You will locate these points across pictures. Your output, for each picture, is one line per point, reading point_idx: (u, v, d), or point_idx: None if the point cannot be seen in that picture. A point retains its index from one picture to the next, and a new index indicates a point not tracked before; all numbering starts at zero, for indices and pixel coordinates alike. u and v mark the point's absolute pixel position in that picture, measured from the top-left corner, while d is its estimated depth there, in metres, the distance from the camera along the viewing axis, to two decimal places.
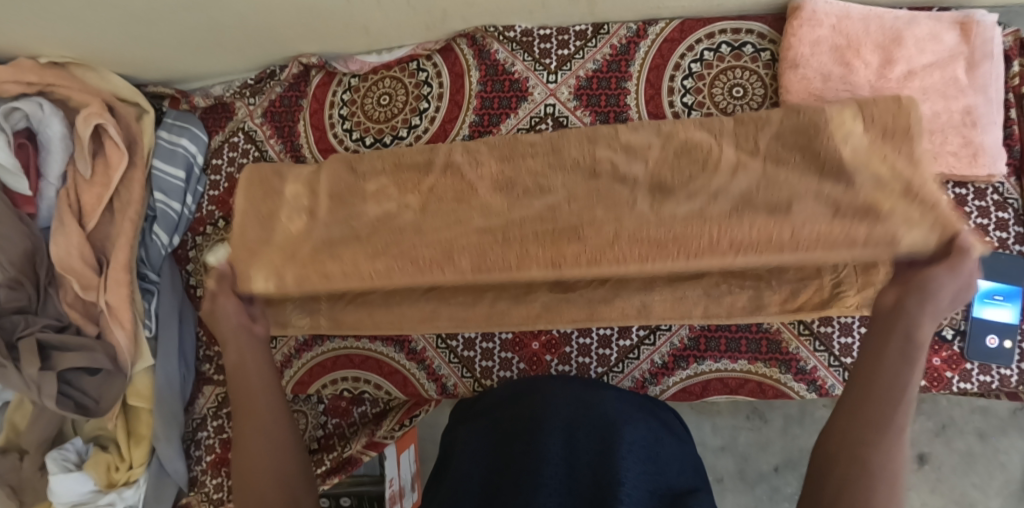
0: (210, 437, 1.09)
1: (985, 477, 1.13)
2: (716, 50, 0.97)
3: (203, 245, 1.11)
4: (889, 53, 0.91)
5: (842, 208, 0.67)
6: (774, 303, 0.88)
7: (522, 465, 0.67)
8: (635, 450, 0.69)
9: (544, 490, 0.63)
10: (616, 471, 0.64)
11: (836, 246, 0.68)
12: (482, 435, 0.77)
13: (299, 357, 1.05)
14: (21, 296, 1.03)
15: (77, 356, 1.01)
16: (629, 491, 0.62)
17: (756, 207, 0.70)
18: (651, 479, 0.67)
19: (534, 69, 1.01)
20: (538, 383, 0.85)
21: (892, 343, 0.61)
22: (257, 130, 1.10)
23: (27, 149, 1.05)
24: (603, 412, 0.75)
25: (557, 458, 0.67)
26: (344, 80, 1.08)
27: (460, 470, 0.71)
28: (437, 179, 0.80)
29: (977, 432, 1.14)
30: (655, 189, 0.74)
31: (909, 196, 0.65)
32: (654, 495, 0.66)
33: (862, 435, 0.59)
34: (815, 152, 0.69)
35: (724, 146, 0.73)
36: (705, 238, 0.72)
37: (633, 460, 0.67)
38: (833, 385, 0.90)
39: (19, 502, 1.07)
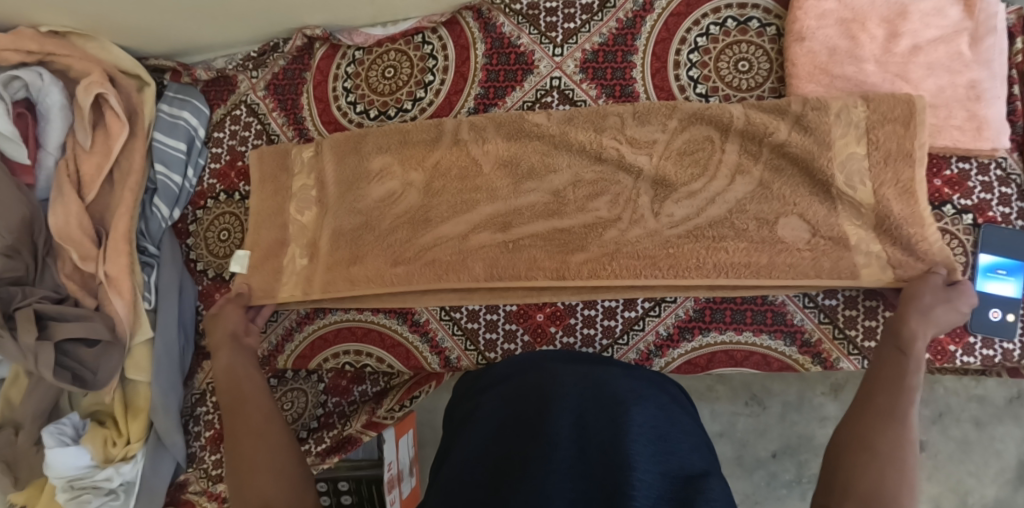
0: (210, 413, 1.08)
1: (980, 465, 1.13)
2: (722, 23, 0.97)
3: (203, 220, 1.11)
4: (894, 27, 0.91)
5: (818, 228, 0.89)
6: (776, 270, 0.89)
7: (530, 448, 0.65)
8: (648, 432, 0.67)
9: (553, 478, 0.61)
10: (627, 454, 0.62)
11: (802, 245, 0.89)
12: (490, 413, 0.74)
13: (300, 330, 1.04)
14: (18, 266, 1.01)
15: (75, 325, 0.99)
16: (641, 478, 0.60)
17: (746, 211, 0.91)
18: (664, 459, 0.64)
19: (540, 42, 1.01)
20: (546, 360, 0.82)
21: (885, 355, 0.78)
22: (260, 103, 1.10)
23: (26, 119, 1.04)
24: (615, 391, 0.72)
25: (567, 441, 0.65)
26: (348, 53, 1.07)
27: (467, 452, 0.69)
28: (450, 180, 0.99)
29: (973, 420, 1.14)
30: (659, 185, 0.93)
31: (883, 225, 0.87)
32: (667, 477, 0.62)
33: (866, 426, 0.69)
34: (782, 172, 0.90)
35: (710, 155, 0.93)
36: (699, 229, 0.92)
37: (645, 443, 0.64)
38: (838, 359, 0.90)
39: (14, 478, 1.05)
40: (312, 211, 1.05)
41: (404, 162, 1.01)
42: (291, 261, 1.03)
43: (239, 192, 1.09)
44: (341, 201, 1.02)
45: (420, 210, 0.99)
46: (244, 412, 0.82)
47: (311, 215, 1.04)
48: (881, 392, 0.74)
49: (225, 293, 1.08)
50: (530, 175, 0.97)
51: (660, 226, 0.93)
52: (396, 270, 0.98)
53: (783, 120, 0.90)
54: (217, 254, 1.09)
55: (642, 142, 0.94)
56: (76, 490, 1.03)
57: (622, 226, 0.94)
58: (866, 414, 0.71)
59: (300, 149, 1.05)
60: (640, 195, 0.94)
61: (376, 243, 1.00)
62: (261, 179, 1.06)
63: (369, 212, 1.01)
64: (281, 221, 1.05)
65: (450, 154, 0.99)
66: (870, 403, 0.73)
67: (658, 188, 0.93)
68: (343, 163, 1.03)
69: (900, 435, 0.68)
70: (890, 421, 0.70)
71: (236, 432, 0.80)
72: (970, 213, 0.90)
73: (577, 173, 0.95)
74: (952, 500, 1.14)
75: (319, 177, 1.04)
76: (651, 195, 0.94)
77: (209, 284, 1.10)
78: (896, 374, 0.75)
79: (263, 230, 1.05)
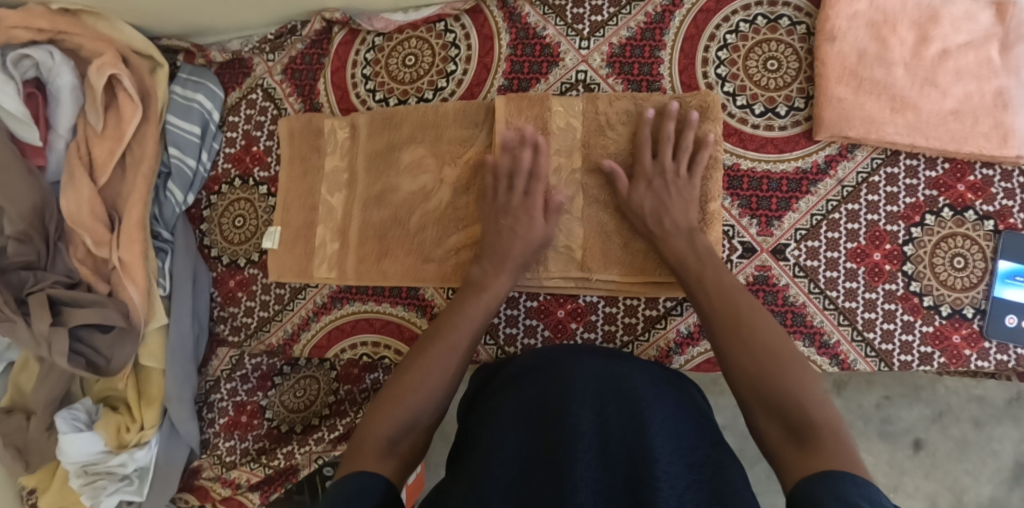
0: (224, 400, 1.08)
1: (977, 464, 1.13)
2: (752, 21, 0.96)
3: (218, 205, 1.08)
4: (925, 30, 0.91)
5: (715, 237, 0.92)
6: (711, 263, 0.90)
7: (553, 439, 0.65)
8: (664, 428, 0.67)
9: (578, 467, 0.61)
10: (649, 448, 0.64)
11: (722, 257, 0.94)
12: (514, 401, 0.73)
13: (317, 320, 1.03)
14: (30, 251, 0.99)
15: (88, 312, 0.98)
16: (664, 470, 0.61)
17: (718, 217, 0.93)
18: (688, 453, 0.66)
19: (566, 34, 0.99)
20: (568, 350, 0.81)
21: (758, 343, 0.72)
22: (276, 88, 1.07)
23: (36, 99, 1.02)
24: (634, 386, 0.72)
25: (589, 432, 0.65)
26: (367, 39, 1.04)
27: (496, 437, 0.68)
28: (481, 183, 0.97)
29: (973, 420, 1.14)
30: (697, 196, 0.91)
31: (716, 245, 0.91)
32: (691, 468, 0.64)
33: (771, 362, 0.70)
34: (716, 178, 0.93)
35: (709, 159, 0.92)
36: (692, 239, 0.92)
37: (664, 438, 0.66)
38: (856, 360, 0.92)
39: (25, 463, 1.08)
40: (342, 193, 1.03)
41: (439, 156, 0.99)
42: (322, 245, 1.02)
43: (254, 178, 1.07)
44: (372, 174, 1.01)
45: (449, 208, 0.98)
46: (401, 405, 0.73)
47: (341, 197, 1.03)
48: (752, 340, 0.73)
49: (241, 280, 1.07)
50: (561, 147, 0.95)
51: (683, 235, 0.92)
52: (426, 267, 0.97)
53: (822, 130, 0.92)
54: (232, 240, 1.07)
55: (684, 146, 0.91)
56: (90, 476, 1.03)
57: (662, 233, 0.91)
58: (771, 361, 0.70)
59: (334, 128, 1.03)
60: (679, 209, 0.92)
61: (405, 238, 0.99)
62: (290, 156, 1.05)
63: (399, 205, 0.99)
64: (309, 192, 1.04)
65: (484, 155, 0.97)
66: (739, 340, 0.74)
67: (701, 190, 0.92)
68: (377, 139, 1.01)
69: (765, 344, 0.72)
70: (759, 328, 0.74)
71: (428, 353, 0.79)
72: (991, 219, 0.91)
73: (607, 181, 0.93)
74: (948, 499, 1.13)
75: (351, 162, 1.02)
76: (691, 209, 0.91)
77: (224, 270, 1.07)
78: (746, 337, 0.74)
79: (286, 174, 1.05)
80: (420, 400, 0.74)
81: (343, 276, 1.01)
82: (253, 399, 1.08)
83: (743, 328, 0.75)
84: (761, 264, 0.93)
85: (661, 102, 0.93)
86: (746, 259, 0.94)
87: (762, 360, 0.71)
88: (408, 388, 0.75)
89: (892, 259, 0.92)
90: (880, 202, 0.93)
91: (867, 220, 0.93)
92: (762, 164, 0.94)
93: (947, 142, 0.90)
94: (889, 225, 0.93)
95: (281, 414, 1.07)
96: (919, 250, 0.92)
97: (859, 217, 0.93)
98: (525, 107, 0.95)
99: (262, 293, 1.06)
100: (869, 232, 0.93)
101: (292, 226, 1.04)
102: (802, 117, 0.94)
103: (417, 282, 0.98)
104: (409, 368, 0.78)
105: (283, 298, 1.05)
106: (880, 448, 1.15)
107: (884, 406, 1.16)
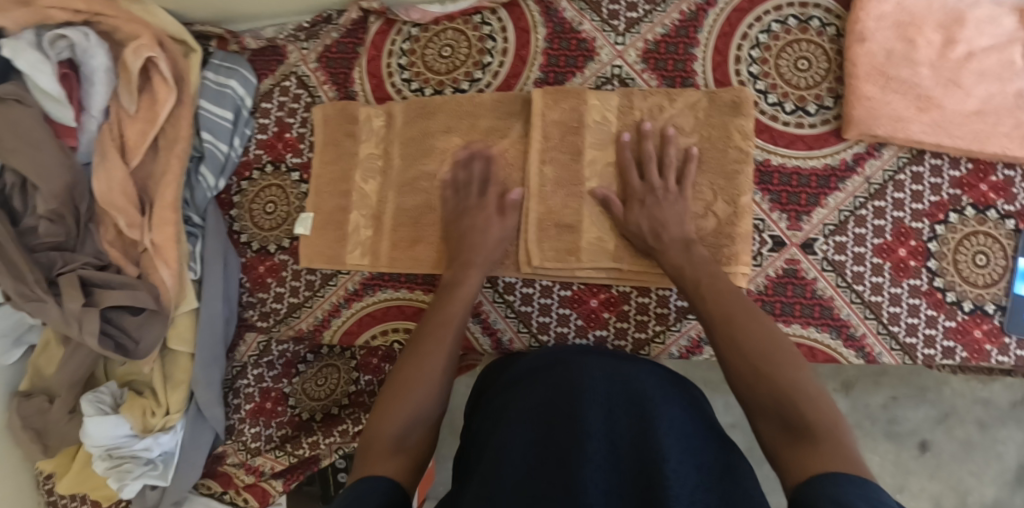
0: (251, 386, 1.07)
1: (981, 464, 1.16)
2: (784, 21, 0.98)
3: (248, 191, 1.09)
4: (951, 33, 0.94)
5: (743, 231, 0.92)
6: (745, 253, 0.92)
7: (562, 440, 0.64)
8: (674, 428, 0.67)
9: (588, 468, 0.60)
10: (659, 448, 0.63)
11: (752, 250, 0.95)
12: (521, 401, 0.72)
13: (348, 306, 1.03)
14: (60, 231, 1.00)
15: (120, 293, 0.98)
16: (674, 469, 0.61)
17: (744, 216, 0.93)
18: (697, 454, 0.66)
19: (602, 29, 1.00)
20: (574, 349, 0.81)
21: (754, 345, 0.73)
22: (311, 75, 1.08)
23: (70, 80, 1.01)
24: (642, 386, 0.71)
25: (598, 433, 0.64)
26: (403, 29, 1.05)
27: (502, 437, 0.67)
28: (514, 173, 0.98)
29: (978, 422, 1.16)
30: (730, 188, 0.93)
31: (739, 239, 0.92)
32: (700, 470, 0.64)
33: (768, 363, 0.71)
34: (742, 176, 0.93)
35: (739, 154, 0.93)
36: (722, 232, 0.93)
37: (673, 438, 0.66)
38: (881, 353, 0.94)
39: (43, 446, 1.07)
40: (376, 180, 1.04)
41: (473, 145, 1.00)
42: (355, 230, 1.03)
43: (286, 164, 1.08)
44: (406, 161, 1.02)
45: (483, 198, 0.98)
46: (402, 405, 0.73)
47: (374, 184, 1.04)
48: (749, 343, 0.73)
49: (271, 265, 1.07)
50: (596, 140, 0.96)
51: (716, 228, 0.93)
52: None
53: (852, 128, 0.94)
54: (263, 226, 1.08)
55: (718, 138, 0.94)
56: (114, 459, 1.02)
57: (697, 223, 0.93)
58: (767, 363, 0.71)
59: (369, 116, 1.04)
60: (714, 201, 0.93)
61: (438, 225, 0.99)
62: (324, 142, 1.05)
63: (432, 192, 1.00)
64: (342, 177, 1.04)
65: (519, 145, 0.98)
66: (734, 345, 0.74)
67: (733, 181, 0.93)
68: (412, 127, 1.02)
69: (761, 345, 0.73)
70: (755, 330, 0.75)
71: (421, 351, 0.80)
72: (1012, 219, 0.94)
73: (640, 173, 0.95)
74: (952, 500, 1.16)
75: (386, 150, 1.03)
76: (725, 200, 0.93)
77: (253, 256, 1.08)
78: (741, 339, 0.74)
79: (319, 161, 1.05)
80: (419, 398, 0.75)
81: (376, 263, 1.01)
82: (278, 386, 1.08)
83: (739, 331, 0.75)
84: (791, 258, 0.96)
85: (694, 97, 0.95)
86: (776, 252, 0.96)
87: (758, 365, 0.71)
88: (406, 388, 0.75)
89: (917, 255, 0.95)
90: (906, 199, 0.95)
91: (892, 217, 0.95)
92: (793, 160, 0.96)
93: (969, 142, 0.93)
94: (914, 223, 0.95)
95: (305, 402, 1.08)
96: (943, 247, 0.95)
97: (885, 214, 0.95)
98: (562, 99, 0.96)
99: (292, 279, 1.06)
100: (895, 229, 0.95)
101: (324, 212, 1.04)
102: (831, 116, 0.97)
103: None
104: (403, 368, 0.78)
105: (314, 285, 1.05)
106: (887, 450, 1.18)
107: (891, 406, 1.19)
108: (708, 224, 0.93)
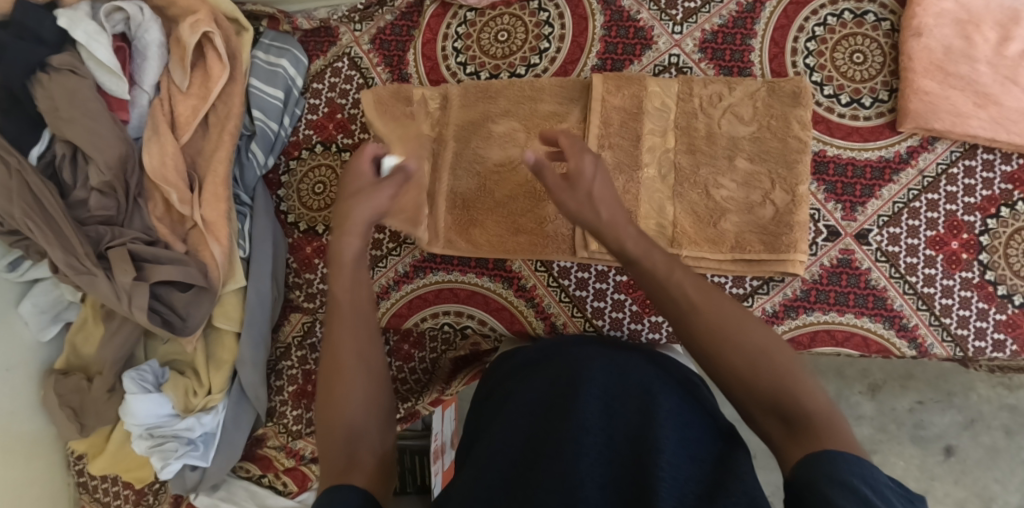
0: (293, 367, 1.06)
1: (1006, 472, 1.16)
2: (839, 15, 0.99)
3: (297, 171, 1.08)
4: (1008, 31, 0.95)
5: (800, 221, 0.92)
6: (802, 241, 0.92)
7: (553, 437, 0.62)
8: (675, 418, 0.65)
9: (583, 461, 0.59)
10: (656, 439, 0.61)
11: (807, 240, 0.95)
12: (519, 397, 0.69)
13: (397, 289, 1.03)
14: (111, 204, 0.98)
15: (171, 268, 0.96)
16: (669, 462, 0.59)
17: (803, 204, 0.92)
18: (696, 442, 0.63)
19: (659, 18, 1.01)
20: (576, 343, 0.77)
21: (733, 333, 0.61)
22: (363, 57, 1.08)
23: (124, 53, 1.00)
24: (643, 377, 0.69)
25: (594, 427, 0.62)
26: (459, 13, 1.06)
27: (500, 433, 0.66)
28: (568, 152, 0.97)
29: (1004, 429, 1.17)
30: (789, 175, 0.93)
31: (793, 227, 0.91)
32: (696, 460, 0.61)
33: (756, 350, 0.60)
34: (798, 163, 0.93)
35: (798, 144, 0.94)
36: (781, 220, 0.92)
37: (672, 427, 0.63)
38: (932, 344, 0.95)
39: (81, 425, 1.04)
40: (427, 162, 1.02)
41: (530, 128, 0.99)
42: None
43: (336, 145, 1.07)
44: (460, 143, 1.01)
45: (534, 180, 0.98)
46: (340, 408, 0.61)
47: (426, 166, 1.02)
48: (731, 329, 0.61)
49: (318, 246, 1.05)
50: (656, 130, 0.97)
51: (776, 215, 0.93)
52: (517, 238, 0.97)
53: (905, 123, 0.96)
54: (311, 206, 1.07)
55: (777, 126, 0.94)
56: (156, 438, 1.01)
57: (756, 210, 0.94)
58: (749, 351, 0.60)
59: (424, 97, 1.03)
60: (774, 190, 0.93)
61: (493, 209, 0.99)
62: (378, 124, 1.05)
63: (489, 175, 1.00)
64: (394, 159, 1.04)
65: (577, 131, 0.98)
66: (717, 330, 0.62)
67: (794, 169, 0.93)
68: (470, 110, 1.01)
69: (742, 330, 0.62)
70: (734, 312, 0.63)
71: (335, 340, 0.63)
72: None
73: (695, 160, 0.96)
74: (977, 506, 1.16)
75: (441, 132, 1.02)
76: (784, 189, 0.93)
77: (300, 237, 1.07)
78: (717, 325, 0.62)
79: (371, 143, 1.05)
80: (358, 395, 0.62)
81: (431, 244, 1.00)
82: (317, 369, 1.05)
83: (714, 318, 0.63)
84: (845, 248, 0.97)
85: (752, 86, 0.96)
86: (830, 242, 0.98)
87: (750, 362, 0.60)
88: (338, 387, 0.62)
89: (969, 248, 0.95)
90: (959, 193, 0.96)
91: (945, 210, 0.96)
92: (848, 151, 0.98)
93: None
94: (966, 216, 0.96)
95: None
96: (994, 241, 0.95)
97: (938, 206, 0.96)
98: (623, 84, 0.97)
99: None
100: (948, 221, 0.96)
101: None
102: (886, 108, 0.98)
103: (506, 254, 0.98)
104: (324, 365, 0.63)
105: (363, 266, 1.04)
106: (912, 454, 1.19)
107: (916, 411, 1.20)
108: (766, 212, 0.93)
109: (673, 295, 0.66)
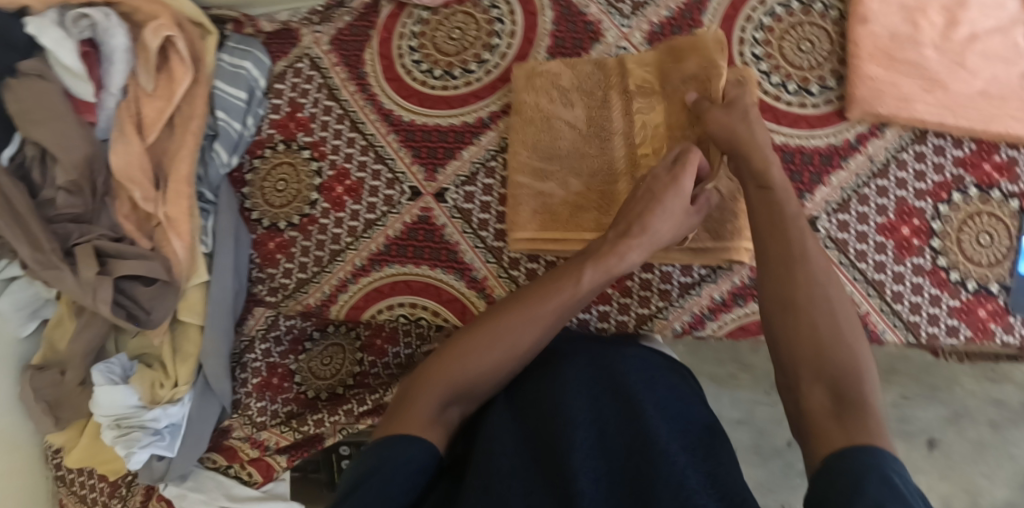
0: (257, 360, 1.08)
1: None
2: (787, 5, 1.00)
3: (260, 170, 1.11)
4: (954, 16, 0.95)
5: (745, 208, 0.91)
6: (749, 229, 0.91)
7: (549, 432, 0.63)
8: (662, 410, 0.66)
9: (576, 454, 0.60)
10: (644, 431, 0.62)
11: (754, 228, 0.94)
12: (515, 396, 0.71)
13: (356, 281, 1.05)
14: (78, 202, 1.02)
15: (134, 263, 1.00)
16: (665, 451, 0.60)
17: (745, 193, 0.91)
18: (685, 430, 0.65)
19: (608, 12, 1.03)
20: (566, 341, 0.79)
21: (820, 304, 0.66)
22: (323, 58, 1.11)
23: (90, 58, 1.05)
24: (625, 370, 0.70)
25: (585, 422, 0.63)
26: (414, 12, 1.08)
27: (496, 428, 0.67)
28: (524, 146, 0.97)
29: None
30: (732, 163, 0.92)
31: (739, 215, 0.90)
32: (690, 448, 0.63)
33: (836, 324, 0.64)
34: None
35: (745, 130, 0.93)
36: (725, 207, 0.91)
37: (660, 418, 0.64)
38: (885, 331, 0.94)
39: (55, 419, 1.08)
40: None
41: None
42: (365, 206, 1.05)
43: (297, 143, 1.10)
44: None
45: None
46: (467, 366, 0.70)
47: None
48: (820, 299, 0.66)
49: (281, 242, 1.09)
50: (612, 115, 0.95)
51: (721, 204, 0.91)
52: None
53: (853, 110, 0.96)
54: (273, 203, 1.10)
55: None
56: (123, 429, 1.04)
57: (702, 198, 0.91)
58: (828, 320, 0.64)
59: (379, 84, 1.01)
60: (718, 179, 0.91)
61: None
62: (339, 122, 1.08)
63: None
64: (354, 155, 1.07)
65: None
66: (810, 295, 0.66)
67: None
68: None
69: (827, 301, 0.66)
70: (827, 284, 0.68)
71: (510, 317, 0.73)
72: (1015, 199, 0.94)
73: None
74: None
75: None
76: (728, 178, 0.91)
77: (264, 233, 1.10)
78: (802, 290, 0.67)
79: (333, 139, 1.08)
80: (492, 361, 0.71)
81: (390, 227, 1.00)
82: (285, 362, 1.08)
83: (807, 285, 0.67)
84: None
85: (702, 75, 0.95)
86: None
87: (817, 338, 0.64)
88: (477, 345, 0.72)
89: (920, 234, 0.95)
90: (909, 179, 0.96)
91: (895, 195, 0.96)
92: (795, 138, 0.98)
93: (976, 122, 0.93)
94: (917, 201, 0.95)
95: (311, 380, 1.07)
96: (946, 226, 0.95)
97: (888, 192, 0.96)
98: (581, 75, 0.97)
99: (301, 255, 1.08)
100: (898, 207, 0.96)
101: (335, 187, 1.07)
102: (834, 96, 0.98)
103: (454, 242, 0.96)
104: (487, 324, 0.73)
105: (322, 260, 1.06)
106: None
107: None
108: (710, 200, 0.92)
109: (787, 245, 0.71)
